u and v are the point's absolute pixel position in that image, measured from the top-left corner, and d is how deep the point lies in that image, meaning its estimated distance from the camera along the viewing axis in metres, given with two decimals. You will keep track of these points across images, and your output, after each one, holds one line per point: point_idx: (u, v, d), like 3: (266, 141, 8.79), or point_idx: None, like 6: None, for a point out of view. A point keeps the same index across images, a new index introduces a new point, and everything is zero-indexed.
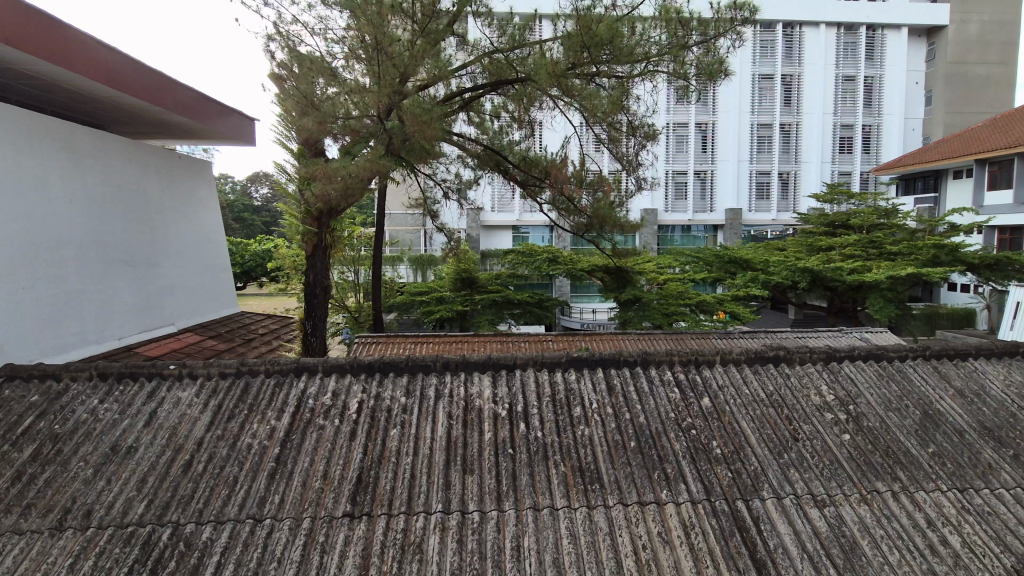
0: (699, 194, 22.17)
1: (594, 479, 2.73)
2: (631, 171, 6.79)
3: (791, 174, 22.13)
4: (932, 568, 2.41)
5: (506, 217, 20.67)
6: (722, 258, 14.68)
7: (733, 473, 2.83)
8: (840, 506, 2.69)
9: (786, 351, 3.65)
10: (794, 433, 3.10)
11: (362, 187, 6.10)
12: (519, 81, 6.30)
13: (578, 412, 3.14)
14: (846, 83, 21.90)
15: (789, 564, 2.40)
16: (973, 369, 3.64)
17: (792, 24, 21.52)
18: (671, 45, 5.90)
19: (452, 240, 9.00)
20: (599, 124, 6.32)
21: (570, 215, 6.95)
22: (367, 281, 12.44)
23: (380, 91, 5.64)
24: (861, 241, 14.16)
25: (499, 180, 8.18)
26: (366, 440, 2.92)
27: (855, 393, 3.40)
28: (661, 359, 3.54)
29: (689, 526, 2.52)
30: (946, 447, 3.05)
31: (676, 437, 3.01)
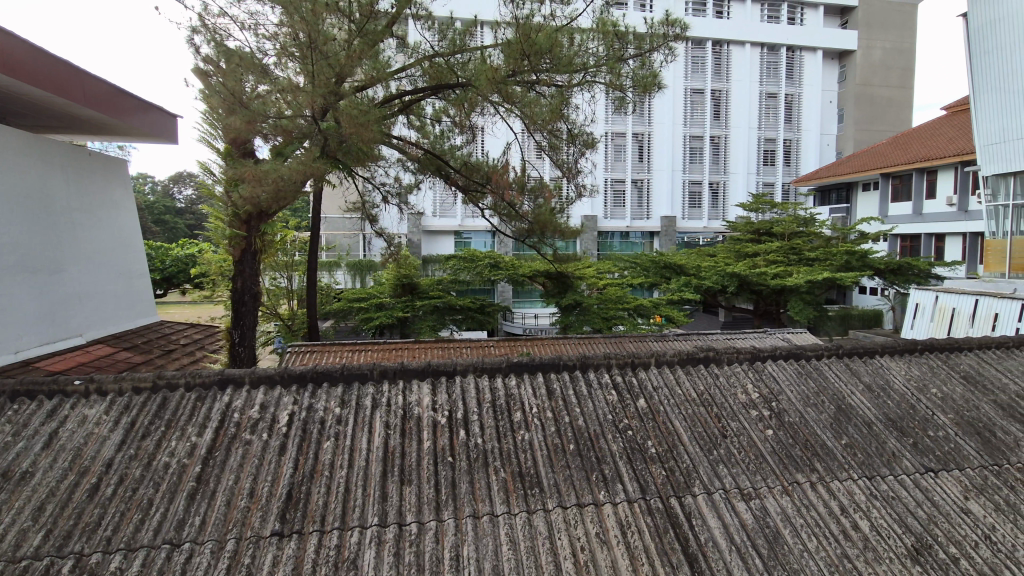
0: (637, 201, 22.94)
1: (534, 484, 2.74)
2: (571, 178, 6.92)
3: (720, 184, 23.39)
4: (845, 552, 2.60)
5: (448, 221, 20.57)
6: (658, 264, 15.28)
7: (667, 471, 2.92)
8: (764, 498, 2.84)
9: (714, 352, 3.83)
10: (723, 431, 3.25)
11: (295, 190, 5.88)
12: (460, 86, 6.28)
13: (518, 417, 3.14)
14: (769, 100, 23.43)
15: (719, 557, 2.51)
16: (879, 365, 3.96)
17: (720, 42, 22.79)
18: (608, 56, 6.07)
19: (392, 246, 8.85)
20: (539, 131, 6.43)
21: (512, 220, 7.00)
22: (301, 287, 11.97)
23: (315, 91, 5.45)
24: (783, 248, 15.11)
25: (440, 184, 8.11)
26: (297, 454, 2.79)
27: (776, 391, 3.61)
28: (599, 362, 3.61)
29: (625, 526, 2.58)
30: (857, 438, 3.29)
31: (613, 439, 3.07)
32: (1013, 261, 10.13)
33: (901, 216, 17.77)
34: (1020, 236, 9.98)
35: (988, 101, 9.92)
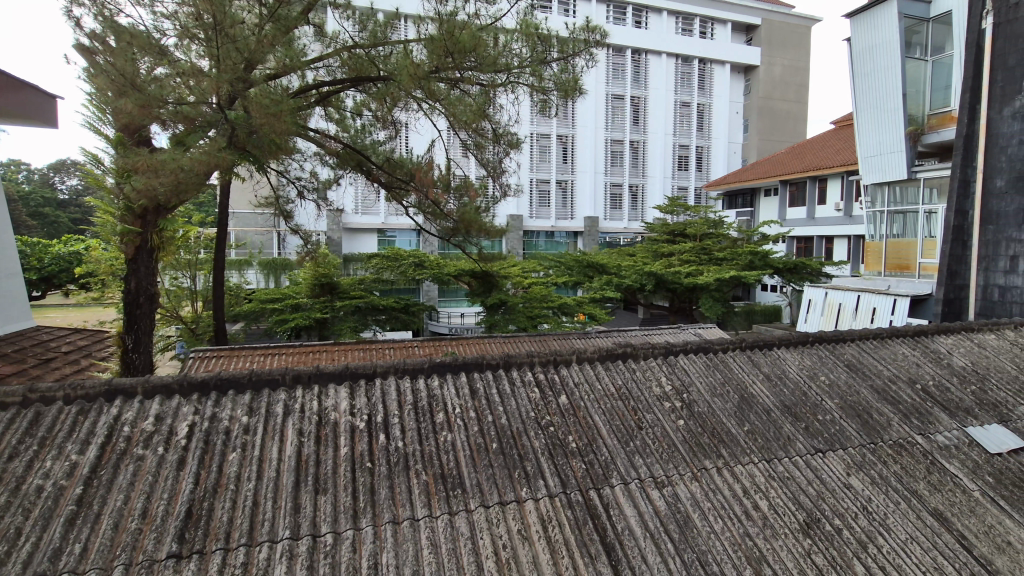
0: (561, 202, 23.49)
1: (456, 484, 2.72)
2: (496, 177, 6.94)
3: (639, 187, 24.52)
4: (747, 531, 2.81)
5: (371, 219, 19.98)
6: (581, 263, 15.80)
7: (587, 465, 3.00)
8: (675, 485, 3.00)
9: (631, 348, 4.00)
10: (638, 423, 3.39)
11: (199, 184, 5.45)
12: (380, 79, 6.08)
13: (440, 418, 3.10)
14: (683, 108, 24.85)
15: (634, 545, 2.62)
16: (777, 356, 4.31)
17: (639, 51, 23.86)
18: (532, 57, 6.13)
19: (309, 244, 8.44)
20: (464, 130, 6.40)
21: (437, 219, 6.91)
22: (207, 288, 11.14)
23: (220, 77, 5.07)
24: (695, 249, 16.04)
25: (360, 180, 7.84)
26: (198, 469, 2.59)
27: (687, 383, 3.82)
28: (522, 360, 3.65)
29: (547, 520, 2.63)
30: (758, 425, 3.55)
31: (535, 435, 3.11)
32: (888, 261, 11.44)
33: (797, 220, 19.43)
34: (894, 238, 11.28)
35: (867, 117, 11.07)
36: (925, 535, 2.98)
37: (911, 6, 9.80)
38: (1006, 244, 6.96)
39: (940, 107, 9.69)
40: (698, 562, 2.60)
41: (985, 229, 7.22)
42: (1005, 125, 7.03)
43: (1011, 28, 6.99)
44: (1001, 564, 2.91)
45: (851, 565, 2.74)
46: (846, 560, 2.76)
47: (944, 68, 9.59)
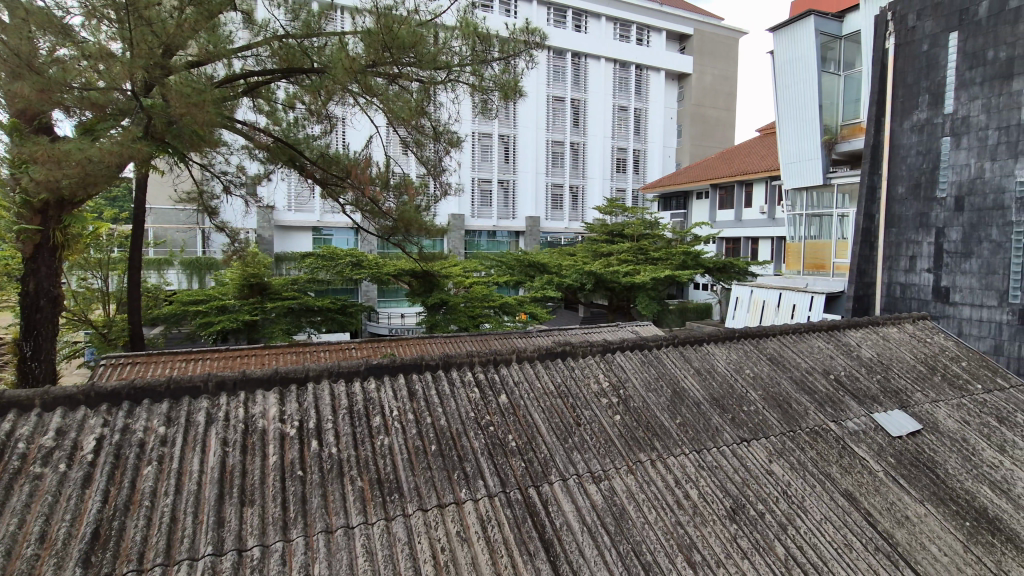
0: (503, 202, 23.58)
1: (392, 489, 2.66)
2: (436, 176, 6.85)
3: (579, 188, 25.05)
4: (678, 519, 2.92)
5: (305, 217, 19.25)
6: (522, 262, 15.94)
7: (526, 463, 3.02)
8: (612, 479, 3.08)
9: (571, 346, 4.06)
10: (577, 419, 3.45)
11: (111, 176, 5.04)
12: (314, 72, 5.86)
13: (377, 422, 3.02)
14: (620, 112, 25.63)
15: (572, 540, 2.66)
16: (705, 351, 4.53)
17: (578, 55, 24.36)
18: (471, 56, 6.10)
19: (236, 243, 8.00)
20: (402, 127, 6.27)
21: (375, 217, 6.73)
22: (121, 290, 10.32)
23: (132, 62, 4.70)
24: (633, 249, 16.50)
25: (292, 176, 7.52)
26: (107, 485, 2.39)
27: (624, 379, 3.93)
28: (462, 360, 3.63)
29: (486, 520, 2.62)
30: (688, 417, 3.71)
31: (475, 436, 3.09)
32: (806, 261, 12.16)
33: (726, 222, 20.41)
34: (811, 240, 12.06)
35: (788, 126, 11.84)
36: (836, 515, 3.22)
37: (826, 24, 10.83)
38: (906, 246, 7.67)
39: (852, 118, 10.68)
40: (633, 552, 2.68)
41: (889, 231, 7.92)
42: (905, 137, 7.74)
43: (910, 48, 7.67)
44: (900, 537, 3.19)
45: (772, 547, 2.92)
46: (769, 542, 2.93)
47: (854, 83, 10.62)
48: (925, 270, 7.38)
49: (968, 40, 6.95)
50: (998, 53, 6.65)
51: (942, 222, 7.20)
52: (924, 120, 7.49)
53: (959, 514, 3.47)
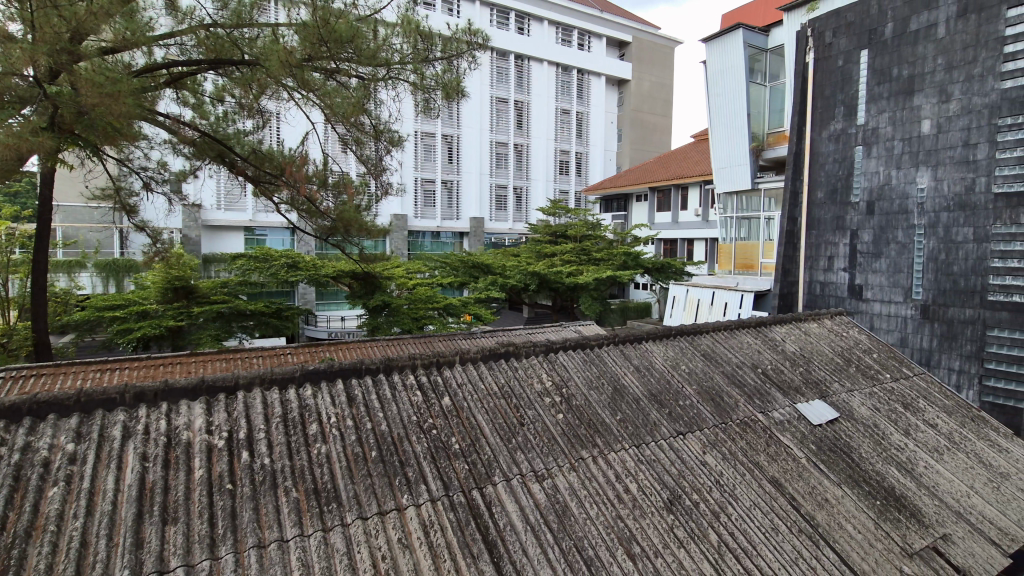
0: (446, 202, 23.41)
1: (330, 498, 2.57)
2: (376, 175, 6.69)
3: (522, 189, 25.26)
4: (618, 514, 3.00)
5: (236, 216, 18.31)
6: (466, 263, 15.87)
7: (469, 465, 3.00)
8: (554, 477, 3.11)
9: (514, 347, 4.08)
10: (520, 419, 3.47)
11: (10, 170, 4.59)
12: (244, 64, 5.59)
13: (313, 429, 2.92)
14: (563, 115, 26.07)
15: (516, 539, 2.67)
16: (644, 349, 4.68)
17: (522, 57, 24.58)
18: (413, 55, 6.01)
19: (159, 243, 7.48)
20: (341, 124, 6.08)
21: (312, 217, 6.50)
22: (23, 295, 9.40)
23: (36, 47, 4.30)
24: (575, 249, 16.80)
25: (221, 174, 7.13)
26: (5, 511, 2.17)
27: (566, 377, 4.00)
28: (403, 363, 3.56)
29: (428, 525, 2.58)
30: (629, 414, 3.81)
31: (417, 440, 3.04)
32: (738, 261, 12.77)
33: (663, 223, 21.15)
34: (741, 241, 12.71)
35: (720, 133, 12.44)
36: (764, 501, 3.41)
37: (753, 37, 11.51)
38: (825, 247, 8.25)
39: (776, 126, 11.37)
40: (576, 548, 2.73)
41: (809, 233, 8.49)
42: (824, 146, 8.31)
43: (827, 63, 8.25)
44: (821, 518, 3.42)
45: (706, 535, 3.05)
46: (703, 531, 3.06)
47: (779, 93, 11.33)
48: (842, 269, 7.98)
49: (876, 58, 7.56)
50: (902, 71, 7.28)
51: (856, 224, 7.80)
52: (840, 130, 8.06)
53: (871, 494, 3.77)
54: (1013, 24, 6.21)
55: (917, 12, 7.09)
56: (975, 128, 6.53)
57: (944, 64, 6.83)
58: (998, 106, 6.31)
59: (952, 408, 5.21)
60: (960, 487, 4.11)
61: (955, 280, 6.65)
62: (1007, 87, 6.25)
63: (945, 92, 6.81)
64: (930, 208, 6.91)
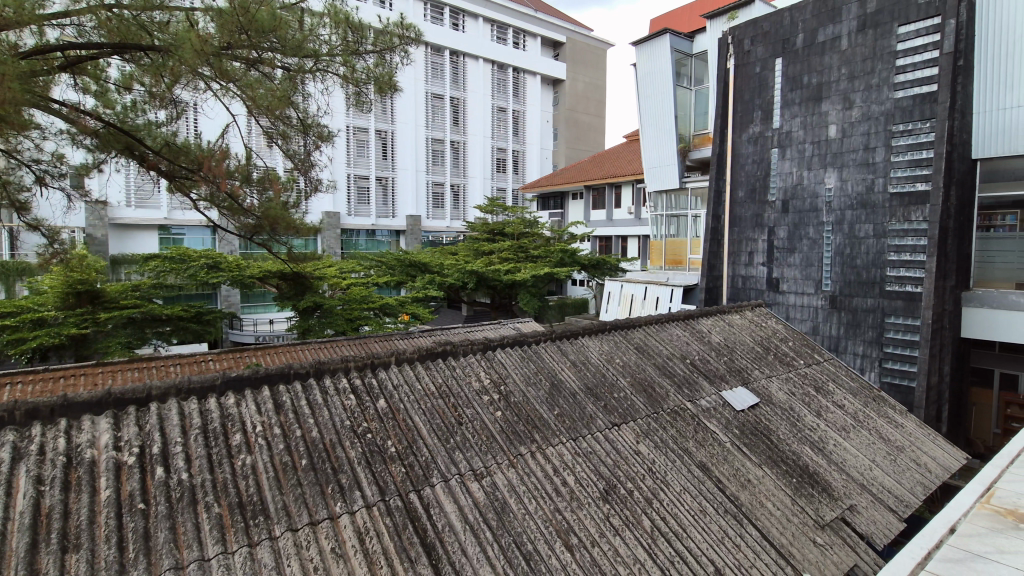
0: (381, 199, 22.84)
1: (257, 511, 2.44)
2: (304, 171, 6.41)
3: (460, 186, 25.12)
4: (557, 506, 3.06)
5: (149, 214, 17.04)
6: (403, 262, 15.59)
7: (406, 468, 2.94)
8: (494, 475, 3.12)
9: (451, 346, 4.05)
10: (458, 419, 3.45)
11: None
12: (154, 50, 5.17)
13: (237, 440, 2.76)
14: (499, 113, 26.14)
15: (454, 540, 2.66)
16: (581, 344, 4.78)
17: (457, 53, 24.41)
18: (342, 47, 5.80)
19: (57, 243, 6.78)
20: (264, 118, 5.76)
21: (235, 215, 6.11)
22: None
23: None
24: (513, 247, 16.91)
25: (130, 168, 6.58)
26: None
27: (504, 374, 4.01)
28: (336, 366, 3.44)
29: (364, 532, 2.51)
30: (566, 408, 3.88)
31: (351, 445, 2.94)
32: (667, 257, 13.45)
33: (599, 221, 21.68)
34: (671, 237, 13.29)
35: (649, 134, 12.92)
36: (693, 485, 3.59)
37: (679, 42, 12.07)
38: (746, 243, 8.77)
39: (700, 129, 11.95)
40: (515, 544, 2.75)
41: (732, 230, 8.98)
42: (744, 148, 8.81)
43: (746, 69, 8.74)
44: (744, 498, 3.65)
45: (640, 521, 3.17)
46: (637, 517, 3.17)
47: (703, 97, 11.94)
48: (761, 263, 8.51)
49: (790, 66, 8.11)
50: (811, 79, 7.86)
51: (773, 222, 8.35)
52: (758, 133, 8.59)
53: (788, 473, 4.05)
54: (904, 40, 6.89)
55: (824, 25, 7.69)
56: (874, 133, 7.16)
57: (847, 74, 7.43)
58: (893, 114, 6.95)
59: (856, 390, 5.70)
60: (864, 461, 4.50)
61: (859, 272, 7.27)
62: (900, 97, 6.90)
63: (848, 99, 7.41)
64: (837, 206, 7.51)
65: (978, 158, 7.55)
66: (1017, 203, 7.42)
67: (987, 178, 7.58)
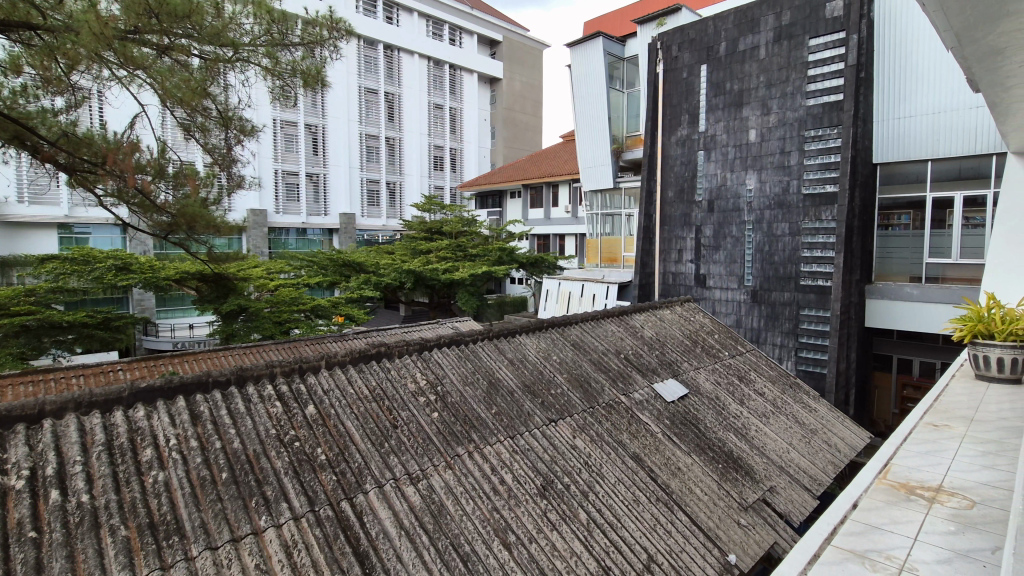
0: (312, 197, 21.96)
1: (170, 531, 2.27)
2: (225, 167, 6.04)
3: (396, 184, 24.64)
4: (494, 505, 3.06)
5: (47, 212, 15.53)
6: (336, 262, 15.09)
7: (337, 476, 2.84)
8: (430, 477, 3.07)
9: (385, 348, 3.95)
10: (393, 422, 3.36)
11: None
12: (46, 31, 4.68)
13: (148, 456, 2.56)
14: (436, 110, 25.86)
15: (389, 546, 2.59)
16: (518, 342, 4.81)
17: (391, 48, 23.89)
18: (266, 38, 5.53)
19: None
20: (179, 110, 5.36)
21: (147, 212, 5.67)
22: None
23: None
24: (451, 246, 16.77)
25: (19, 160, 5.92)
26: None
27: (441, 375, 3.96)
28: (260, 373, 3.27)
29: (291, 545, 2.40)
30: (503, 406, 3.89)
31: (277, 455, 2.80)
32: (602, 255, 13.73)
33: (536, 220, 21.91)
34: (605, 236, 13.63)
35: (584, 135, 13.26)
36: (627, 475, 3.70)
37: (612, 46, 12.43)
38: (675, 241, 9.15)
39: (633, 130, 12.43)
40: (451, 546, 2.72)
41: (663, 229, 9.34)
42: (673, 149, 9.17)
43: (674, 74, 9.10)
44: (674, 485, 3.80)
45: (576, 514, 3.23)
46: (574, 511, 3.23)
47: (635, 100, 12.39)
48: (689, 260, 8.92)
49: (714, 72, 8.53)
50: (733, 85, 8.30)
51: (700, 221, 8.76)
52: (685, 136, 8.97)
53: (714, 459, 4.26)
54: (814, 52, 7.42)
55: (744, 35, 8.15)
56: (789, 138, 7.67)
57: (765, 82, 7.92)
58: (805, 120, 7.48)
59: (775, 378, 6.09)
60: (782, 444, 4.81)
61: (776, 268, 7.77)
62: (811, 104, 7.43)
63: (766, 106, 7.90)
64: (757, 206, 8.00)
65: (877, 163, 8.27)
66: (910, 204, 8.19)
67: (886, 182, 8.33)
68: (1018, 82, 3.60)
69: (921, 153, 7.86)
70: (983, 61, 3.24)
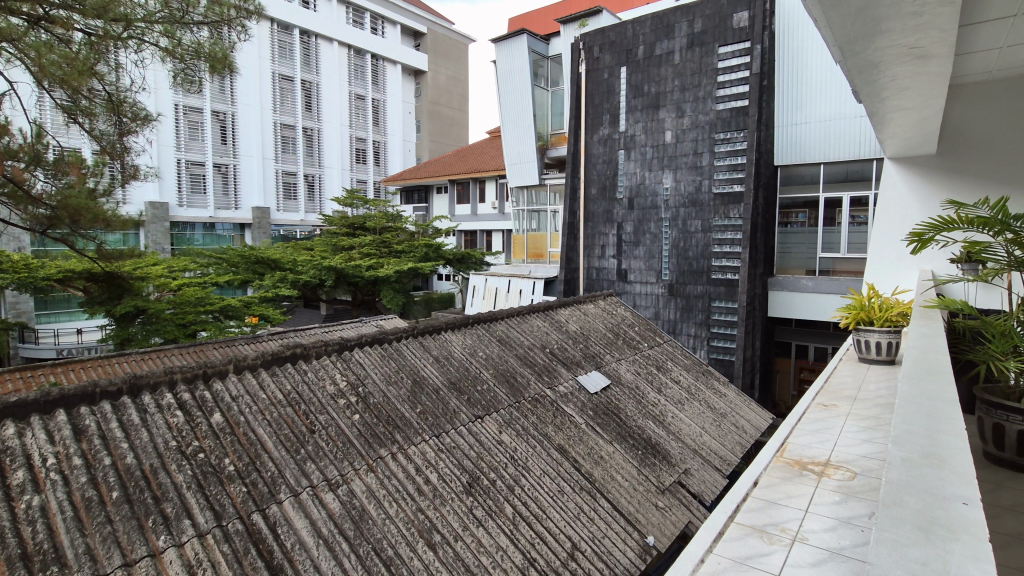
0: (221, 189, 20.50)
1: (48, 561, 2.03)
2: (116, 156, 5.46)
3: (314, 177, 23.52)
4: (418, 506, 3.01)
5: None
6: (247, 258, 14.16)
7: (248, 487, 2.67)
8: (350, 482, 2.96)
9: (301, 349, 3.77)
10: (310, 427, 3.21)
11: None
12: None
13: (19, 479, 2.27)
14: (357, 101, 24.94)
15: (306, 557, 2.47)
16: (443, 339, 4.76)
17: (308, 33, 22.73)
18: (163, 16, 5.07)
19: None
20: (57, 89, 4.79)
21: (19, 205, 5.05)
22: None
23: None
24: (375, 241, 16.27)
25: None
26: None
27: (363, 375, 3.83)
28: (158, 381, 3.01)
29: (195, 565, 2.22)
30: (428, 404, 3.83)
31: (178, 468, 2.59)
32: (529, 251, 13.89)
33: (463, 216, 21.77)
34: (532, 232, 13.80)
35: (510, 132, 13.33)
36: (552, 467, 3.77)
37: (535, 44, 12.58)
38: (598, 236, 9.43)
39: (557, 128, 12.68)
40: (374, 552, 2.65)
41: (586, 225, 9.58)
42: (595, 148, 9.43)
43: (595, 75, 9.34)
44: (597, 474, 3.93)
45: (502, 509, 3.24)
46: (499, 506, 3.25)
47: (559, 98, 12.65)
48: (611, 256, 9.23)
49: (632, 74, 8.87)
50: (650, 88, 8.68)
51: (620, 218, 9.10)
52: (606, 135, 9.26)
53: (634, 446, 4.45)
54: (723, 59, 7.90)
55: (660, 40, 8.52)
56: (700, 140, 8.13)
57: (679, 86, 8.33)
58: (715, 123, 7.96)
59: (689, 366, 6.44)
60: (695, 429, 5.10)
61: (690, 262, 8.23)
62: (720, 108, 7.92)
63: (680, 108, 8.32)
64: (673, 203, 8.42)
65: (778, 165, 8.96)
66: (805, 203, 8.96)
67: (785, 182, 9.05)
68: (891, 94, 4.01)
69: (815, 156, 8.62)
70: (863, 74, 3.56)
